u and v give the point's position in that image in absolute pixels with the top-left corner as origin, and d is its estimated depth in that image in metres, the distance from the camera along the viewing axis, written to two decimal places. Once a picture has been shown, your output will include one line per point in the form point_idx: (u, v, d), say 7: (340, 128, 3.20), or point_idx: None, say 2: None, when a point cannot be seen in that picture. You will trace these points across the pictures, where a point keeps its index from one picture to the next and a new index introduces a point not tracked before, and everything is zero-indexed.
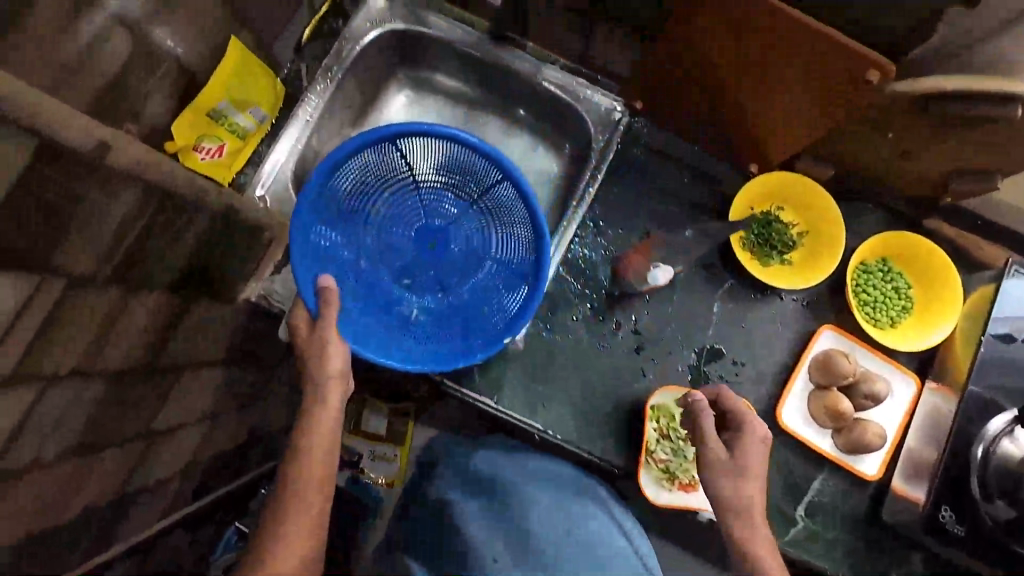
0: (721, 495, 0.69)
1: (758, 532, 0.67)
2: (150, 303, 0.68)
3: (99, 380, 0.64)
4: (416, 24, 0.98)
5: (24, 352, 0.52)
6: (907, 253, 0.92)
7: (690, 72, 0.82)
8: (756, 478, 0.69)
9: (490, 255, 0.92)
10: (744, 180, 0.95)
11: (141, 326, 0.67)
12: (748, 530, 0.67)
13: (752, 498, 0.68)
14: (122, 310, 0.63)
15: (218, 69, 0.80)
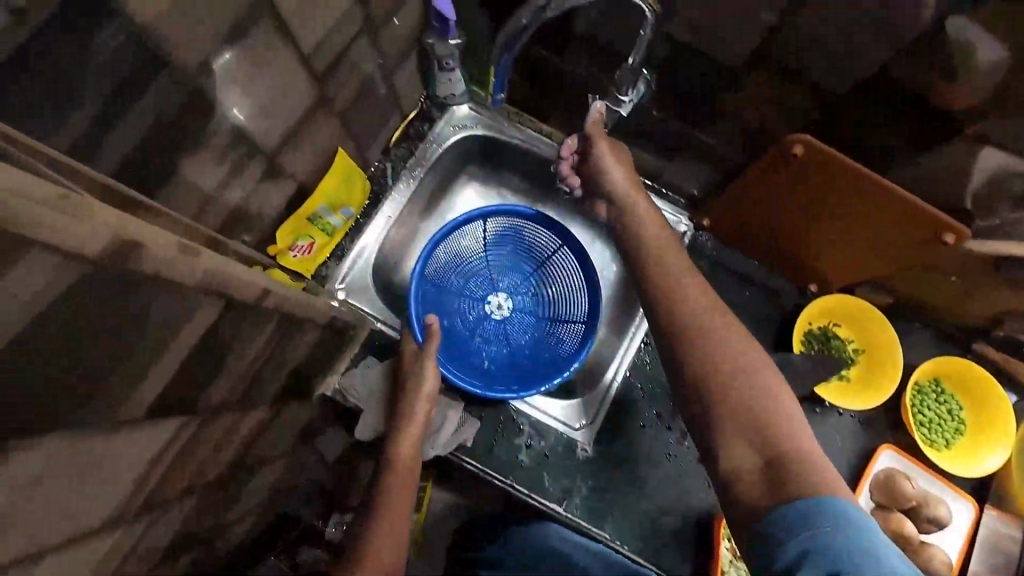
0: (709, 370, 0.57)
1: (730, 403, 0.56)
2: (254, 410, 0.68)
3: (200, 491, 0.64)
4: (494, 130, 1.04)
5: (158, 482, 0.53)
6: (957, 376, 0.96)
7: (762, 207, 0.87)
8: (712, 339, 0.59)
9: (554, 316, 1.04)
10: (801, 296, 1.00)
11: (242, 434, 0.68)
12: (767, 419, 0.54)
13: (714, 376, 0.57)
14: (234, 424, 0.63)
15: (324, 181, 0.86)
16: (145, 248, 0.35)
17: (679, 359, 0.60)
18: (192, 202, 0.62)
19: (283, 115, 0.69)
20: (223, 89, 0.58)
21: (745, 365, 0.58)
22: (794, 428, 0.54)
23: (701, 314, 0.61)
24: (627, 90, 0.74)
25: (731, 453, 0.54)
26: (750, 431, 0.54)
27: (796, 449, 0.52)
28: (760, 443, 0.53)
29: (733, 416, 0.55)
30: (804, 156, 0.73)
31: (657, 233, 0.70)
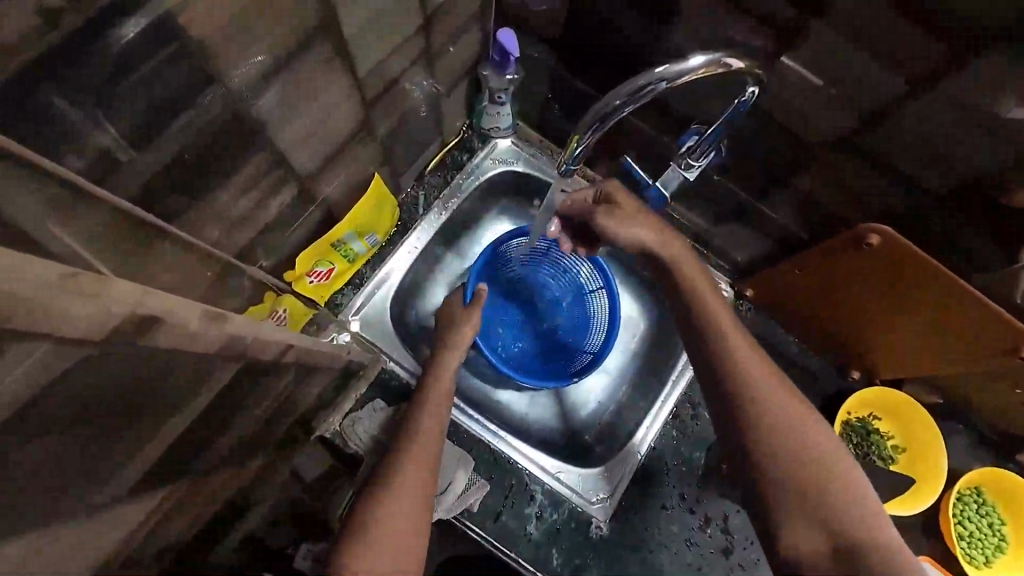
0: (752, 415, 0.52)
1: (800, 480, 0.49)
2: (238, 450, 0.62)
3: (164, 537, 0.57)
4: (536, 169, 0.97)
5: (117, 533, 0.46)
6: (1000, 487, 0.88)
7: (816, 289, 0.82)
8: (778, 403, 0.53)
9: (584, 357, 0.95)
10: (845, 383, 0.93)
11: (222, 476, 0.61)
12: (845, 503, 0.48)
13: (781, 451, 0.50)
14: (211, 467, 0.57)
15: (356, 207, 0.80)
16: (161, 316, 0.34)
17: (739, 428, 0.53)
18: (211, 221, 0.57)
19: (323, 138, 0.64)
20: (271, 113, 0.53)
21: (789, 400, 0.53)
22: (870, 514, 0.48)
23: (761, 373, 0.55)
24: (700, 158, 0.68)
25: (794, 537, 0.47)
26: (820, 515, 0.47)
27: (876, 539, 0.46)
28: (827, 527, 0.47)
29: (795, 495, 0.49)
30: (877, 247, 0.67)
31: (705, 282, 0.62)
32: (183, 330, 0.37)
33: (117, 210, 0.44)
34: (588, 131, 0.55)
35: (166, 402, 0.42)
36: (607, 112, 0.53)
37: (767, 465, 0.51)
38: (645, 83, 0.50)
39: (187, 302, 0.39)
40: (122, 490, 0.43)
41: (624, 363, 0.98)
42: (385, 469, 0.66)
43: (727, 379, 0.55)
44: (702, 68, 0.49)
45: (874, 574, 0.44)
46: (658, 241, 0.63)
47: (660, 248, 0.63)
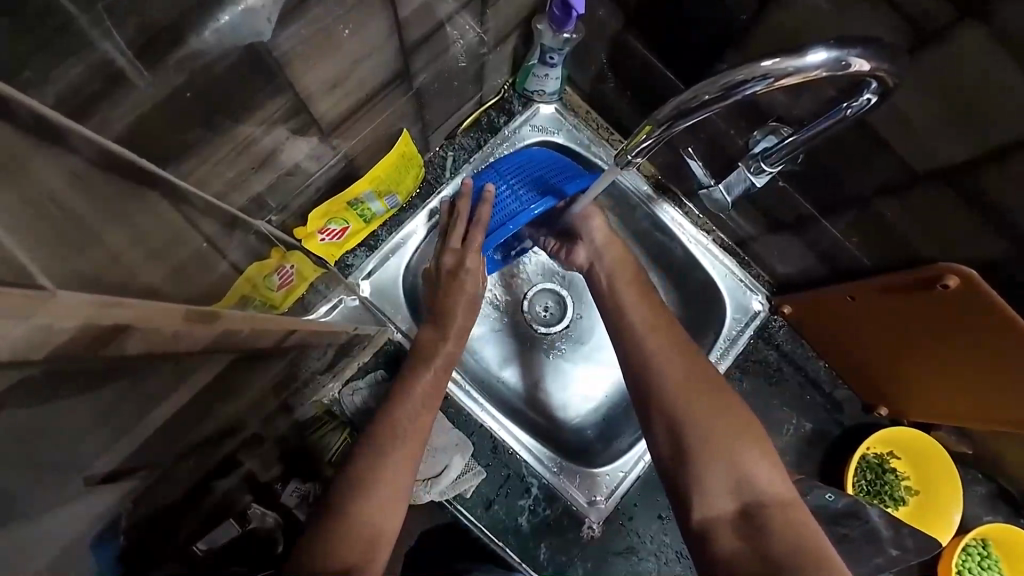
0: (704, 424, 0.60)
1: (717, 449, 0.58)
2: (231, 413, 0.58)
3: None
4: (577, 144, 0.89)
5: None
6: (1010, 541, 0.83)
7: (857, 322, 0.76)
8: (694, 389, 0.62)
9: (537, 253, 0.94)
10: (869, 418, 0.88)
11: (213, 436, 0.58)
12: (752, 472, 0.57)
13: (697, 426, 0.60)
14: (199, 428, 0.53)
15: (378, 164, 0.72)
16: (125, 324, 0.33)
17: (667, 413, 0.62)
18: (220, 167, 0.50)
19: (352, 87, 0.56)
20: (296, 50, 0.45)
21: (742, 421, 0.60)
22: (769, 479, 0.57)
23: (681, 365, 0.65)
24: (775, 163, 0.63)
25: (708, 502, 0.56)
26: (732, 479, 0.56)
27: (777, 498, 0.55)
28: (735, 492, 0.56)
29: (715, 463, 0.57)
30: (959, 295, 0.61)
31: (645, 295, 0.74)
32: (146, 332, 0.36)
33: (102, 151, 0.36)
34: (663, 125, 0.50)
35: (141, 373, 0.38)
36: (692, 107, 0.48)
37: (708, 464, 0.58)
38: (746, 78, 0.43)
39: (155, 306, 0.38)
40: (102, 472, 0.39)
41: None
42: (381, 421, 0.65)
43: (689, 397, 0.62)
44: (818, 69, 0.41)
45: (768, 532, 0.52)
46: (603, 245, 0.80)
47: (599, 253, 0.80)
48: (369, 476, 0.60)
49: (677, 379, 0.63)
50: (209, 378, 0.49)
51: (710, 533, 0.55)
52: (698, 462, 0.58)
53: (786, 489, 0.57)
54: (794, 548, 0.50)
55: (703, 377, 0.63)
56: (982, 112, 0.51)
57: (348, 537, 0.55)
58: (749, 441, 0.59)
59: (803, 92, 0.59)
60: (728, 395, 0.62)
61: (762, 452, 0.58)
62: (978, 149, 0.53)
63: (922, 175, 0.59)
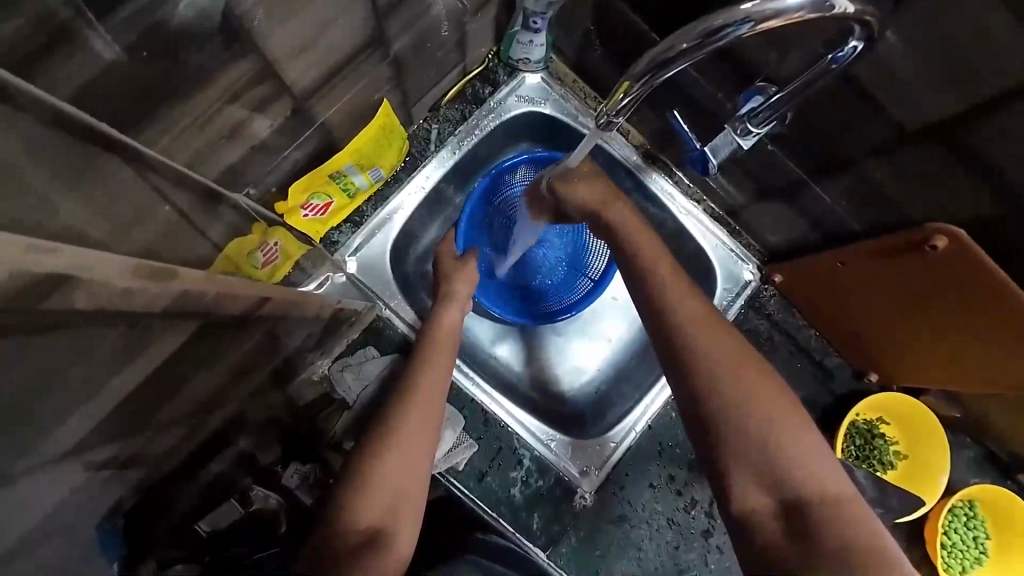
0: (739, 415, 0.54)
1: (754, 442, 0.53)
2: (208, 385, 0.59)
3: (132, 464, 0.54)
4: (565, 115, 0.87)
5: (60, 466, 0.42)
6: (996, 502, 0.84)
7: (857, 289, 0.75)
8: (731, 373, 0.56)
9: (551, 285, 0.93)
10: (860, 385, 0.88)
11: (194, 405, 0.58)
12: (792, 462, 0.52)
13: (730, 416, 0.54)
14: (168, 402, 0.53)
15: (358, 136, 0.71)
16: (60, 274, 0.31)
17: (701, 401, 0.56)
18: (185, 136, 0.49)
19: (321, 52, 0.55)
20: (256, 8, 0.44)
21: (781, 407, 0.55)
22: (815, 469, 0.52)
23: (715, 345, 0.58)
24: (761, 124, 0.60)
25: (746, 496, 0.53)
26: (771, 472, 0.52)
27: (821, 490, 0.52)
28: (773, 485, 0.52)
29: (752, 456, 0.53)
30: (945, 254, 0.60)
31: (660, 257, 0.66)
32: (94, 287, 0.34)
33: (53, 114, 0.35)
34: (640, 81, 0.49)
35: (95, 333, 0.37)
36: (670, 57, 0.46)
37: (742, 458, 0.53)
38: (723, 24, 0.42)
39: (101, 256, 0.35)
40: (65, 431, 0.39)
41: (635, 340, 0.94)
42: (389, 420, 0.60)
43: (725, 382, 0.55)
44: (798, 11, 0.40)
45: (815, 528, 0.49)
46: (600, 207, 0.71)
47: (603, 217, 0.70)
48: (378, 481, 0.56)
49: (709, 361, 0.57)
50: (175, 348, 0.48)
51: (752, 529, 0.52)
52: (732, 456, 0.53)
53: (833, 476, 0.53)
54: (841, 547, 0.48)
55: (741, 355, 0.57)
56: (965, 61, 0.50)
57: (357, 544, 0.53)
58: (790, 427, 0.54)
59: (790, 46, 0.58)
60: (766, 374, 0.56)
61: (804, 438, 0.54)
62: (963, 101, 0.52)
63: (909, 131, 0.58)
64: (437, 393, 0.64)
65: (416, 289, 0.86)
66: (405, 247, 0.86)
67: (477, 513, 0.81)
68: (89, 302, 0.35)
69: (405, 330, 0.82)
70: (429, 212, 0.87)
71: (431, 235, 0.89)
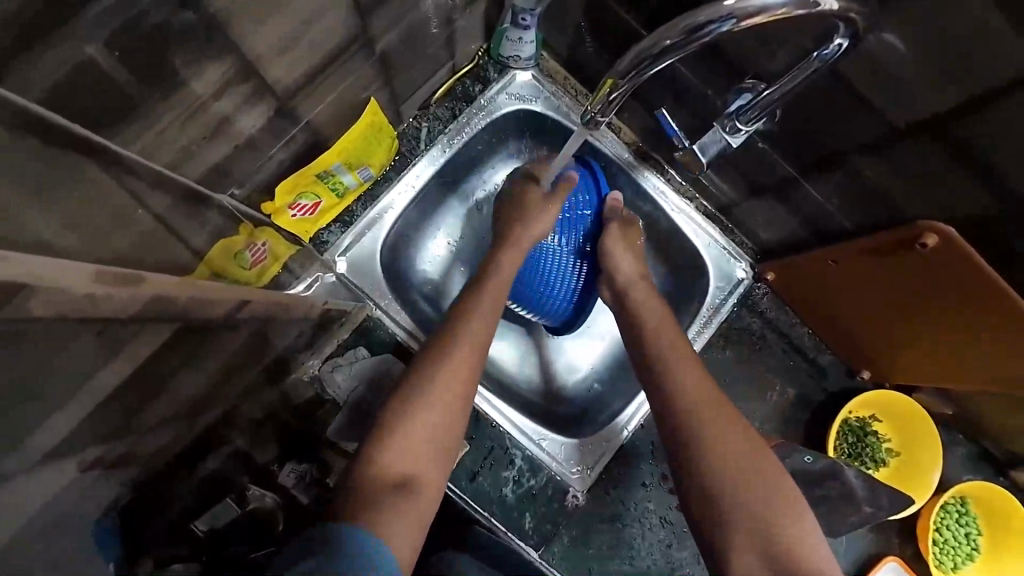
0: (739, 484, 0.55)
1: (753, 516, 0.53)
2: (195, 387, 0.58)
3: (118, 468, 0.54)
4: (557, 112, 0.86)
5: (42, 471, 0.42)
6: (987, 499, 0.85)
7: (847, 287, 0.74)
8: (732, 441, 0.57)
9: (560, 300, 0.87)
10: (853, 382, 0.88)
11: (180, 408, 0.58)
12: (788, 539, 0.52)
13: (726, 481, 0.55)
14: (153, 404, 0.53)
15: (346, 135, 0.71)
16: (19, 283, 0.31)
17: (698, 469, 0.56)
18: (165, 136, 0.48)
19: (304, 51, 0.54)
20: (233, 6, 0.44)
21: (777, 486, 0.55)
22: (812, 551, 0.51)
23: (718, 413, 0.59)
24: (750, 121, 0.60)
25: (741, 569, 0.51)
26: (766, 545, 0.51)
27: (820, 572, 0.50)
28: (771, 557, 0.51)
29: (747, 527, 0.53)
30: (934, 253, 0.60)
31: (670, 333, 0.69)
32: (52, 292, 0.34)
33: (21, 114, 0.35)
34: (625, 78, 0.49)
35: (62, 338, 0.37)
36: (653, 54, 0.46)
37: (740, 529, 0.53)
38: (707, 21, 0.42)
39: (64, 263, 0.35)
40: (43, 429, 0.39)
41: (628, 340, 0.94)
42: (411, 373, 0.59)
43: (724, 453, 0.56)
44: (781, 8, 0.40)
45: None
46: (628, 284, 0.77)
47: (624, 286, 0.77)
48: (405, 429, 0.55)
49: (709, 432, 0.58)
50: (156, 350, 0.48)
51: None
52: (729, 523, 0.53)
53: (827, 560, 0.51)
54: None
55: (744, 431, 0.58)
56: (954, 57, 0.49)
57: (379, 493, 0.51)
58: (788, 508, 0.54)
59: (780, 43, 0.57)
60: (766, 455, 0.57)
61: (800, 521, 0.53)
62: (950, 97, 0.52)
63: (898, 128, 0.58)
64: (472, 353, 0.61)
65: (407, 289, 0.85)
66: (395, 246, 0.86)
67: (469, 512, 0.81)
68: (54, 309, 0.35)
69: (397, 327, 0.81)
70: (420, 210, 0.87)
71: (423, 234, 0.88)
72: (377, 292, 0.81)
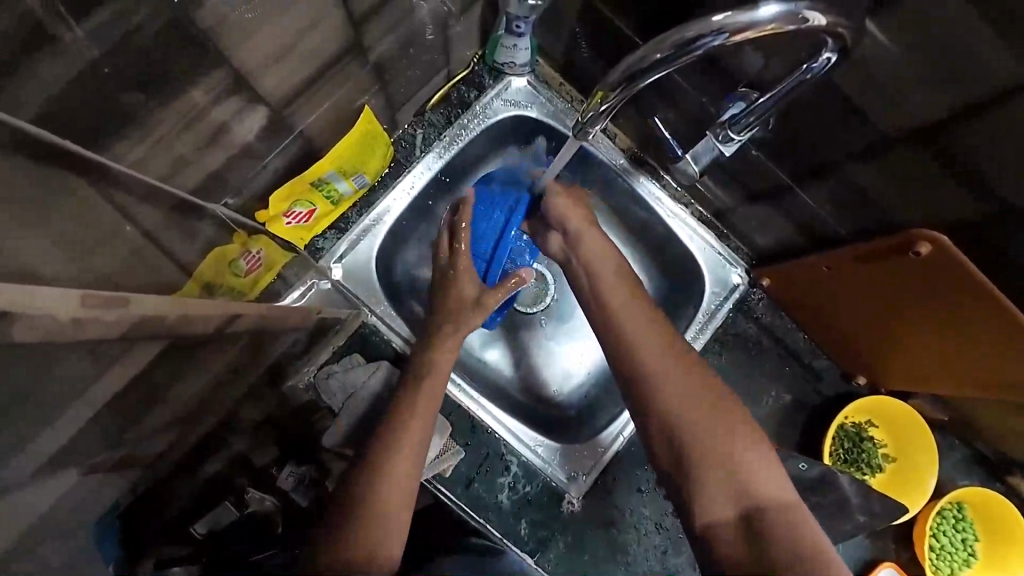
0: (694, 422, 0.55)
1: (712, 451, 0.54)
2: (190, 395, 0.59)
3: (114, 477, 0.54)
4: (552, 118, 0.86)
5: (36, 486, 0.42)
6: (983, 505, 0.85)
7: (841, 294, 0.75)
8: (686, 379, 0.57)
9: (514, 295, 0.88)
10: (849, 387, 0.88)
11: (176, 416, 0.58)
12: (750, 472, 0.53)
13: (685, 419, 0.55)
14: (149, 414, 0.53)
15: (342, 140, 0.70)
16: (1, 311, 0.31)
17: (655, 412, 0.57)
18: (160, 148, 0.48)
19: (299, 59, 0.54)
20: (227, 19, 0.44)
21: (736, 425, 0.55)
22: (769, 478, 0.53)
23: (669, 355, 0.59)
24: (743, 130, 0.60)
25: (706, 508, 0.52)
26: (728, 481, 0.52)
27: (779, 501, 0.51)
28: (734, 495, 0.52)
29: (709, 462, 0.53)
30: (927, 260, 0.60)
31: (623, 281, 0.68)
32: (38, 319, 0.34)
33: (14, 133, 0.34)
34: (617, 89, 0.49)
35: (55, 355, 0.37)
36: (645, 67, 0.46)
37: (701, 467, 0.53)
38: (697, 35, 0.42)
39: (47, 287, 0.35)
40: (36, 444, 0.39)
41: None
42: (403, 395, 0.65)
43: (680, 392, 0.57)
44: (772, 23, 0.40)
45: (771, 533, 0.49)
46: (579, 232, 0.75)
47: (574, 243, 0.74)
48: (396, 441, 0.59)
49: (663, 371, 0.58)
50: (150, 362, 0.48)
51: (713, 535, 0.51)
52: (689, 462, 0.54)
53: (784, 488, 0.52)
54: (796, 552, 0.47)
55: (694, 366, 0.59)
56: (946, 66, 0.50)
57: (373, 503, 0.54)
58: (745, 441, 0.55)
59: (775, 52, 0.57)
60: (720, 390, 0.57)
61: (760, 457, 0.54)
62: (943, 106, 0.52)
63: (891, 136, 0.58)
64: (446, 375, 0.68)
65: (400, 295, 0.86)
66: (391, 253, 0.86)
67: (465, 518, 0.82)
68: (38, 334, 0.34)
69: (392, 334, 0.82)
70: (416, 217, 0.87)
71: (418, 240, 0.89)
72: (372, 299, 0.82)
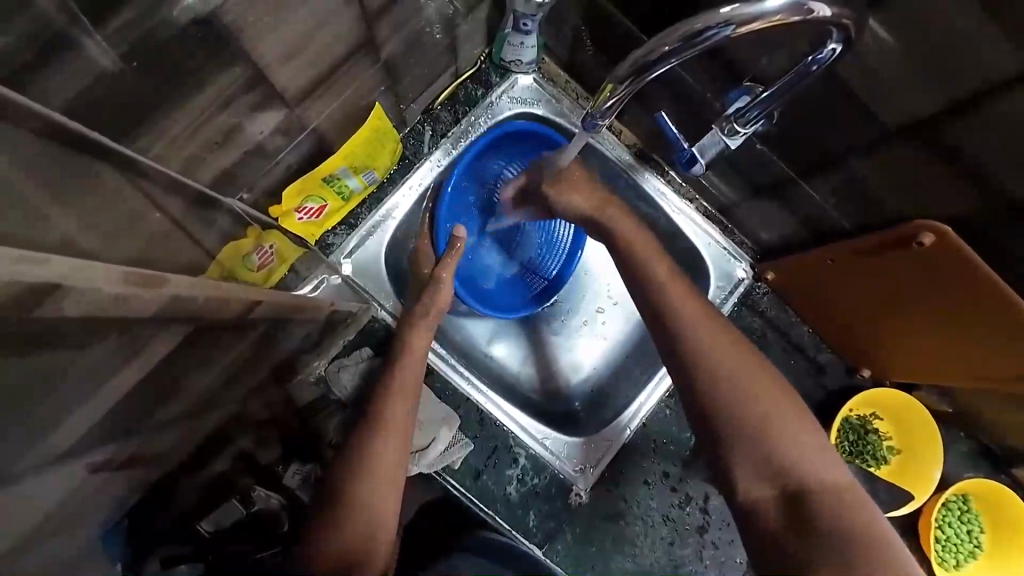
0: (747, 409, 0.57)
1: (762, 438, 0.56)
2: (205, 385, 0.60)
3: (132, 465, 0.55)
4: (558, 115, 0.87)
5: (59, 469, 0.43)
6: (988, 496, 0.85)
7: (845, 286, 0.75)
8: (738, 363, 0.59)
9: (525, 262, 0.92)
10: (853, 380, 0.89)
11: (191, 406, 0.59)
12: (800, 454, 0.55)
13: (735, 404, 0.57)
14: (164, 404, 0.54)
15: (352, 138, 0.72)
16: (53, 284, 0.33)
17: (704, 398, 0.58)
18: (178, 142, 0.50)
19: (313, 58, 0.56)
20: (245, 17, 0.45)
21: (783, 408, 0.57)
22: (820, 462, 0.55)
23: (720, 337, 0.60)
24: (748, 124, 0.60)
25: (751, 488, 0.55)
26: (774, 465, 0.55)
27: (829, 484, 0.54)
28: (777, 477, 0.54)
29: (756, 446, 0.55)
30: (931, 251, 0.61)
31: (660, 256, 0.67)
32: (84, 294, 0.35)
33: (47, 123, 0.36)
34: (625, 83, 0.50)
35: (86, 338, 0.39)
36: (652, 60, 0.47)
37: (750, 452, 0.56)
38: (704, 28, 0.43)
39: (90, 263, 0.36)
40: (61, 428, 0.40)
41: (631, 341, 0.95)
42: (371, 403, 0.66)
43: (730, 380, 0.58)
44: (778, 14, 0.41)
45: (816, 512, 0.52)
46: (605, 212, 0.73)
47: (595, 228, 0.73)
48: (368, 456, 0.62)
49: (717, 358, 0.59)
50: (166, 351, 0.50)
51: (758, 514, 0.54)
52: (741, 447, 0.56)
53: (833, 469, 0.55)
54: (843, 531, 0.50)
55: (743, 349, 0.60)
56: (945, 60, 0.51)
57: (350, 517, 0.59)
58: (794, 422, 0.57)
59: (777, 47, 0.58)
60: (765, 371, 0.59)
61: (810, 435, 0.56)
62: (944, 98, 0.53)
63: (892, 129, 0.59)
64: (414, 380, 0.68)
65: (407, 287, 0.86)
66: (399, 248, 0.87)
67: (473, 511, 0.82)
68: (82, 309, 0.36)
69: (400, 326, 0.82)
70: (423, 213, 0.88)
71: None
72: (381, 293, 0.82)
